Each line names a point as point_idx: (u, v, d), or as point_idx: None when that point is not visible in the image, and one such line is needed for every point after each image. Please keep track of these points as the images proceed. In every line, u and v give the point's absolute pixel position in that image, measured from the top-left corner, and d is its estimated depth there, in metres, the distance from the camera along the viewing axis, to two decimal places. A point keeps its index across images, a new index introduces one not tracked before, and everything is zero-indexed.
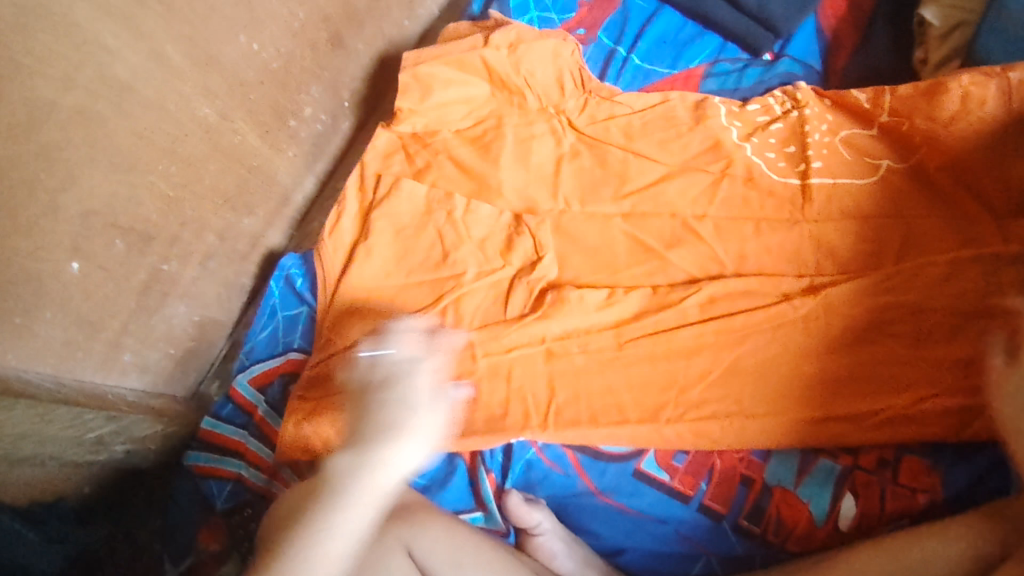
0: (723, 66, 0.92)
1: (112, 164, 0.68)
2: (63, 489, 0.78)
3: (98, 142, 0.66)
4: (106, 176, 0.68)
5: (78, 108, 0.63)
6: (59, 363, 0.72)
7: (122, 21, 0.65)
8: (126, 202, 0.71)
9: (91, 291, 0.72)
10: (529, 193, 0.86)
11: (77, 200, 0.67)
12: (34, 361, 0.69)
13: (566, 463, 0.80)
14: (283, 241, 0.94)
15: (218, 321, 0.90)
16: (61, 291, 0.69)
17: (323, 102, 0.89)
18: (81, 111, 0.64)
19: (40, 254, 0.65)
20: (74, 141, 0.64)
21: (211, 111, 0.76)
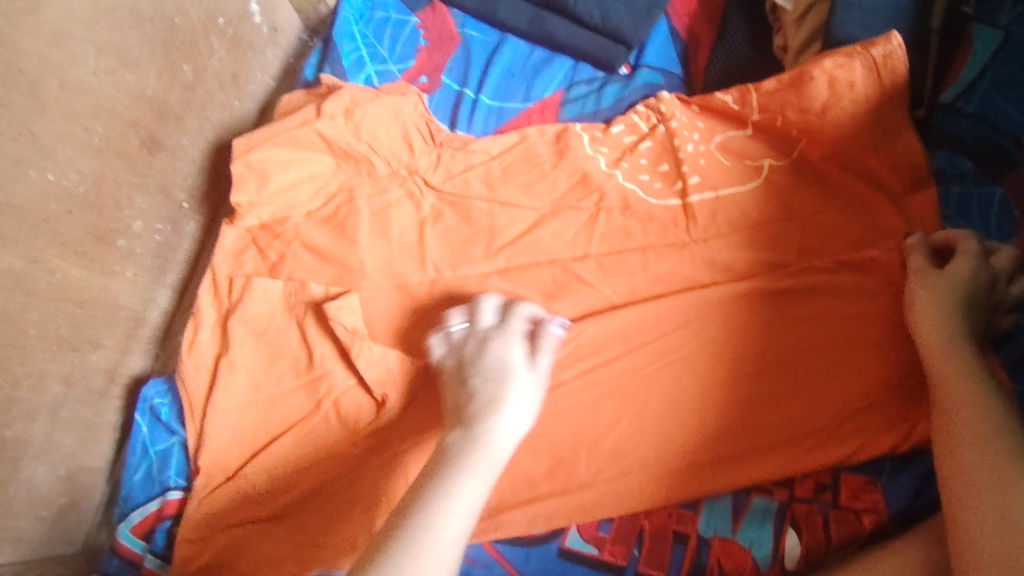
0: (580, 90, 0.84)
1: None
2: None
3: None
4: None
5: None
6: None
7: None
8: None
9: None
10: (394, 268, 0.79)
11: None
12: None
13: (485, 556, 0.72)
14: (149, 364, 0.86)
15: (89, 467, 0.82)
16: None
17: (154, 210, 0.81)
18: None
19: None
20: None
21: (16, 259, 0.68)
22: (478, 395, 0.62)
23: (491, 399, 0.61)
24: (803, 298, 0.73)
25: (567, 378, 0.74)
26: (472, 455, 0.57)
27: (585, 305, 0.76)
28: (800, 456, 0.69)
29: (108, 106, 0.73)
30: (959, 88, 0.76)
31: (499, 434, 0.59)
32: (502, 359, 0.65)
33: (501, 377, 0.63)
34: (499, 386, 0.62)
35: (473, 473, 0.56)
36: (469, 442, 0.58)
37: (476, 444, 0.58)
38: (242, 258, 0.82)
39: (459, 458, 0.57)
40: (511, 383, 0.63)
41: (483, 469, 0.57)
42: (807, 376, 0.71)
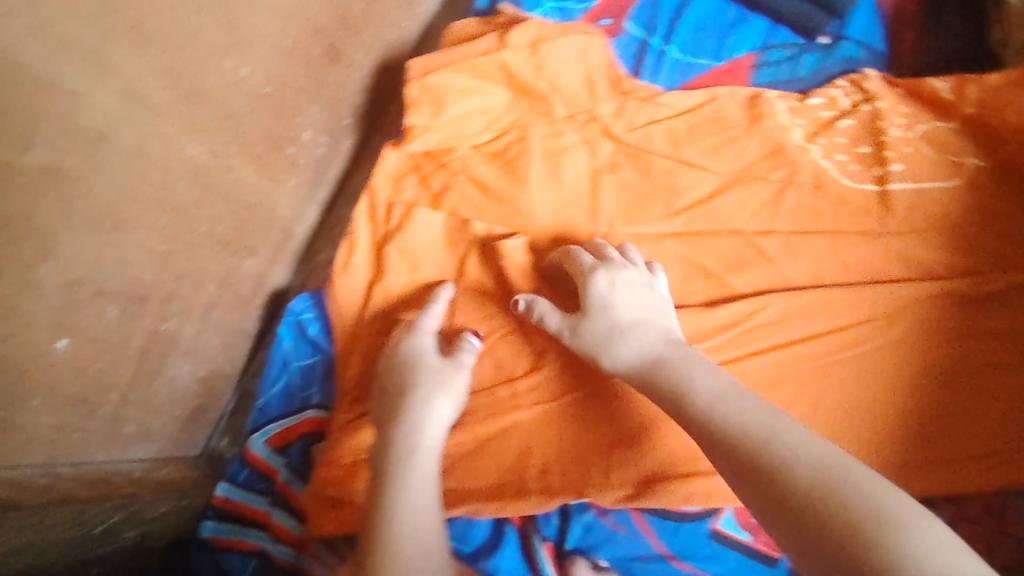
0: (775, 54, 0.80)
1: (93, 226, 0.60)
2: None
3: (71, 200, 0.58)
4: (88, 240, 0.60)
5: (42, 166, 0.55)
6: (53, 447, 0.63)
7: (86, 58, 0.54)
8: (113, 265, 0.63)
9: (83, 368, 0.64)
10: (565, 216, 0.76)
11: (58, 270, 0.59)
12: (23, 454, 0.61)
13: (632, 524, 0.73)
14: (289, 279, 0.84)
15: (225, 373, 0.80)
16: (48, 373, 0.61)
17: (323, 122, 0.79)
18: (46, 169, 0.56)
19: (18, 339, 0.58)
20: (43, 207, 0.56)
21: (200, 151, 0.66)
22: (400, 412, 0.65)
23: (422, 412, 0.64)
24: (997, 304, 0.70)
25: (737, 356, 0.70)
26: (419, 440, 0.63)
27: (766, 283, 0.73)
28: (984, 472, 0.65)
29: (302, 7, 0.70)
30: None
31: (433, 446, 0.63)
32: (422, 372, 0.67)
33: (420, 390, 0.66)
34: (427, 403, 0.65)
35: (427, 473, 0.61)
36: (403, 454, 0.62)
37: (419, 450, 0.62)
38: (403, 185, 0.79)
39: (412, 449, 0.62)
40: (437, 399, 0.66)
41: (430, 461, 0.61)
42: (993, 393, 0.67)
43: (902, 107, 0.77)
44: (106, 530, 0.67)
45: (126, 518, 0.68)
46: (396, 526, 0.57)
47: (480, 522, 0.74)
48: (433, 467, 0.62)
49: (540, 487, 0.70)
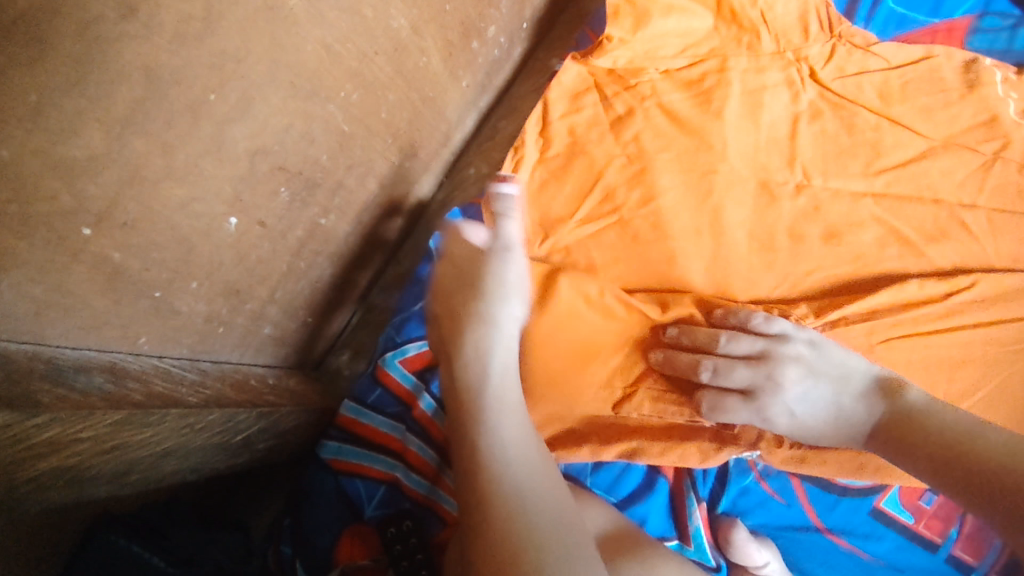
0: (993, 20, 0.74)
1: (292, 87, 0.51)
2: (178, 490, 0.59)
3: (282, 51, 0.49)
4: (282, 103, 0.51)
5: (267, 1, 0.46)
6: (198, 343, 0.55)
7: None
8: (298, 138, 0.54)
9: (244, 253, 0.55)
10: (760, 160, 0.70)
11: (247, 135, 0.50)
12: (169, 345, 0.53)
13: (791, 493, 0.68)
14: (433, 191, 0.76)
15: (356, 285, 0.72)
16: (212, 254, 0.52)
17: (506, 21, 0.71)
18: (270, 6, 0.46)
19: (194, 208, 0.49)
20: (255, 52, 0.47)
21: (406, 23, 0.58)
22: (461, 333, 0.57)
23: (488, 329, 0.57)
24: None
25: (932, 332, 0.66)
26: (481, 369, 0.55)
27: (964, 262, 0.68)
28: None
29: None
30: None
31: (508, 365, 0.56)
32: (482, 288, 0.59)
33: (483, 306, 0.58)
34: (492, 319, 0.57)
35: (506, 392, 0.54)
36: (476, 378, 0.54)
37: (490, 365, 0.55)
38: (582, 102, 0.73)
39: (478, 387, 0.54)
40: (505, 312, 0.58)
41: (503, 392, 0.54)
42: None
43: None
44: (246, 439, 0.58)
45: (262, 430, 0.60)
46: (492, 445, 0.50)
47: (629, 471, 0.68)
48: (510, 381, 0.55)
49: (711, 435, 0.65)
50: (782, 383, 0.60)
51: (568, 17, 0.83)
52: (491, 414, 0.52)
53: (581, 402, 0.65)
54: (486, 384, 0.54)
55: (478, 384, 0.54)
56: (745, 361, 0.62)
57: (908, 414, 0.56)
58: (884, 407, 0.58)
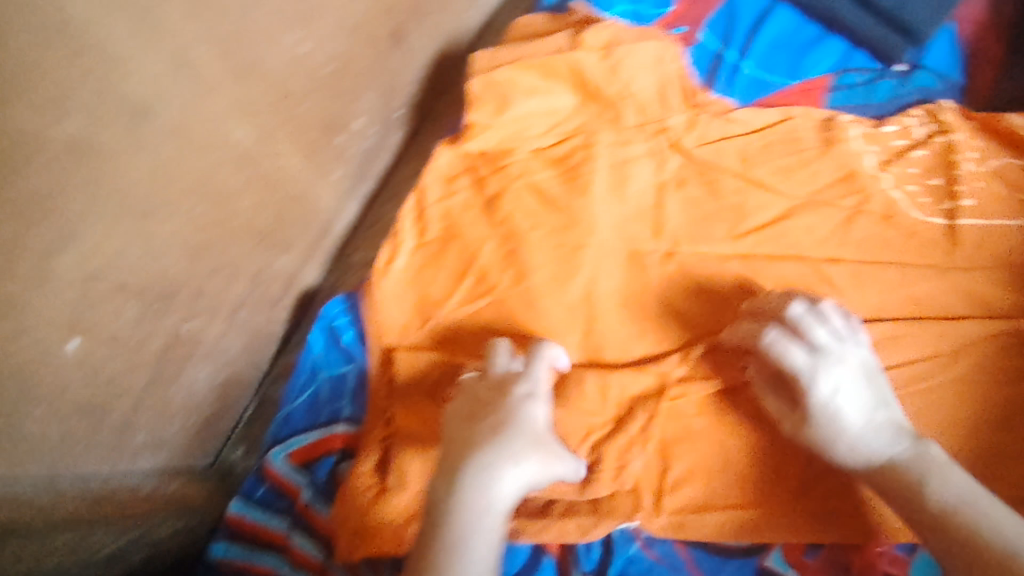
0: (852, 77, 0.76)
1: (127, 211, 0.52)
2: None
3: (104, 180, 0.49)
4: (116, 226, 0.52)
5: (77, 137, 0.46)
6: (60, 459, 0.55)
7: (140, 19, 0.48)
8: (139, 257, 0.55)
9: (98, 370, 0.56)
10: (628, 232, 0.71)
11: (79, 261, 0.50)
12: (31, 458, 0.52)
13: (677, 559, 0.67)
14: (319, 278, 0.76)
15: (245, 380, 0.73)
16: (57, 377, 0.52)
17: (375, 111, 0.72)
18: (82, 141, 0.47)
19: (21, 335, 0.48)
20: (71, 184, 0.47)
21: (249, 132, 0.59)
22: (478, 442, 0.56)
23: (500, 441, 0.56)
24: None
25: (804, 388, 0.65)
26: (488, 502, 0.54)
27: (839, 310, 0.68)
28: None
29: None
30: None
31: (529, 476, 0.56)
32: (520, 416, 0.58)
33: (524, 431, 0.57)
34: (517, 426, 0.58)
35: (502, 508, 0.55)
36: (471, 508, 0.54)
37: (501, 484, 0.55)
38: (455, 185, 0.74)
39: (469, 515, 0.53)
40: (532, 419, 0.59)
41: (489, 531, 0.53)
42: None
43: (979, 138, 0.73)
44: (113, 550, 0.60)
45: (108, 529, 0.59)
46: None
47: (516, 550, 0.68)
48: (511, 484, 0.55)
49: (589, 508, 0.66)
50: (829, 362, 0.62)
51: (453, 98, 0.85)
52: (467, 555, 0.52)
53: None
54: (475, 520, 0.53)
55: (471, 514, 0.53)
56: (809, 345, 0.63)
57: (927, 468, 0.58)
58: (910, 446, 0.59)
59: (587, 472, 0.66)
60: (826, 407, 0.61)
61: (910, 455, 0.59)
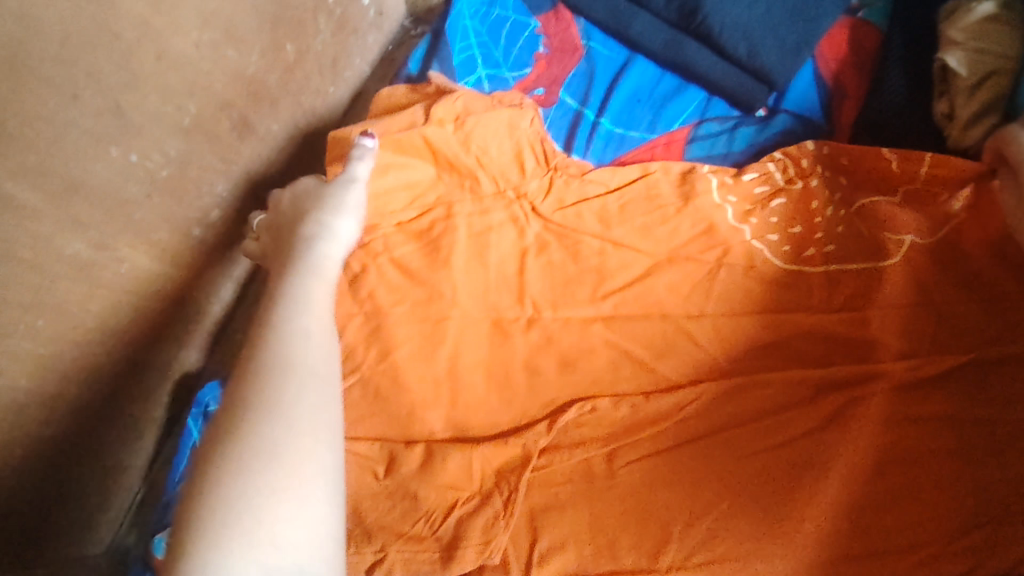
0: (710, 127, 0.78)
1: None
2: None
3: None
4: None
5: None
6: None
7: None
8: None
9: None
10: (491, 302, 0.73)
11: None
12: None
13: None
14: (201, 359, 0.81)
15: (125, 466, 0.76)
16: None
17: (234, 198, 0.75)
18: None
19: None
20: None
21: (84, 245, 0.60)
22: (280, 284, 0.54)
23: (300, 282, 0.54)
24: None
25: None
26: (296, 349, 0.48)
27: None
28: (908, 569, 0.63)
29: (205, 83, 0.65)
30: None
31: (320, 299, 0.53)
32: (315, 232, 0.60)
33: (300, 365, 0.47)
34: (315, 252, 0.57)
35: (319, 353, 0.49)
36: (266, 363, 0.46)
37: (303, 296, 0.52)
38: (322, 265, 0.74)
39: (274, 381, 0.45)
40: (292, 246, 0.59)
41: (306, 404, 0.45)
42: (918, 487, 0.66)
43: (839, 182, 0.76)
44: None
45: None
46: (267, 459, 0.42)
47: None
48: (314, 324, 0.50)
49: None
50: None
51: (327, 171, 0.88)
52: (271, 424, 0.43)
53: None
54: (276, 384, 0.45)
55: (268, 376, 0.45)
56: None
57: None
58: None
59: (454, 541, 0.65)
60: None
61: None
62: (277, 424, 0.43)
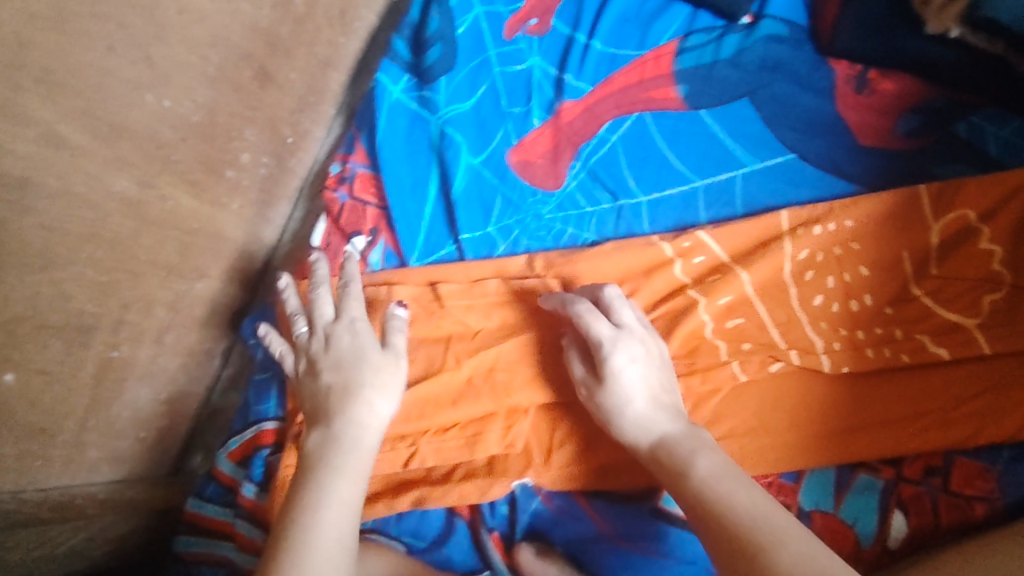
0: (698, 39, 0.82)
1: (24, 266, 0.59)
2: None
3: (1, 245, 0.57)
4: (20, 280, 0.60)
5: None
6: (16, 478, 0.66)
7: None
8: (52, 299, 0.63)
9: (35, 400, 0.65)
10: (498, 262, 0.76)
11: None
12: None
13: (578, 510, 0.72)
14: (249, 298, 0.89)
15: (191, 395, 0.85)
16: None
17: (262, 144, 0.83)
18: None
19: None
20: None
21: (130, 183, 0.68)
22: (342, 400, 0.64)
23: (361, 406, 0.64)
24: (917, 294, 0.70)
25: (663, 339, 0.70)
26: (359, 449, 0.62)
27: (725, 292, 0.72)
28: (909, 437, 0.67)
29: (224, 35, 0.72)
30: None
31: (378, 417, 0.64)
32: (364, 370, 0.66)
33: (347, 448, 0.61)
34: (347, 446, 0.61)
35: (361, 456, 0.61)
36: (325, 471, 0.59)
37: (360, 438, 0.62)
38: (362, 197, 0.84)
39: (324, 468, 0.59)
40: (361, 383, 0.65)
41: (355, 490, 0.59)
42: (915, 377, 0.69)
43: (841, 176, 0.75)
44: (70, 549, 0.74)
45: (87, 539, 0.75)
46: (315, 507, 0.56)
47: (430, 516, 0.74)
48: (351, 493, 0.59)
49: (485, 470, 0.71)
50: None
51: (346, 117, 0.95)
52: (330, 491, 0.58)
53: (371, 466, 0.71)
54: (349, 479, 0.60)
55: (333, 477, 0.59)
56: None
57: None
58: None
59: (478, 429, 0.71)
60: (611, 376, 0.61)
61: (681, 434, 0.58)
62: (332, 493, 0.58)
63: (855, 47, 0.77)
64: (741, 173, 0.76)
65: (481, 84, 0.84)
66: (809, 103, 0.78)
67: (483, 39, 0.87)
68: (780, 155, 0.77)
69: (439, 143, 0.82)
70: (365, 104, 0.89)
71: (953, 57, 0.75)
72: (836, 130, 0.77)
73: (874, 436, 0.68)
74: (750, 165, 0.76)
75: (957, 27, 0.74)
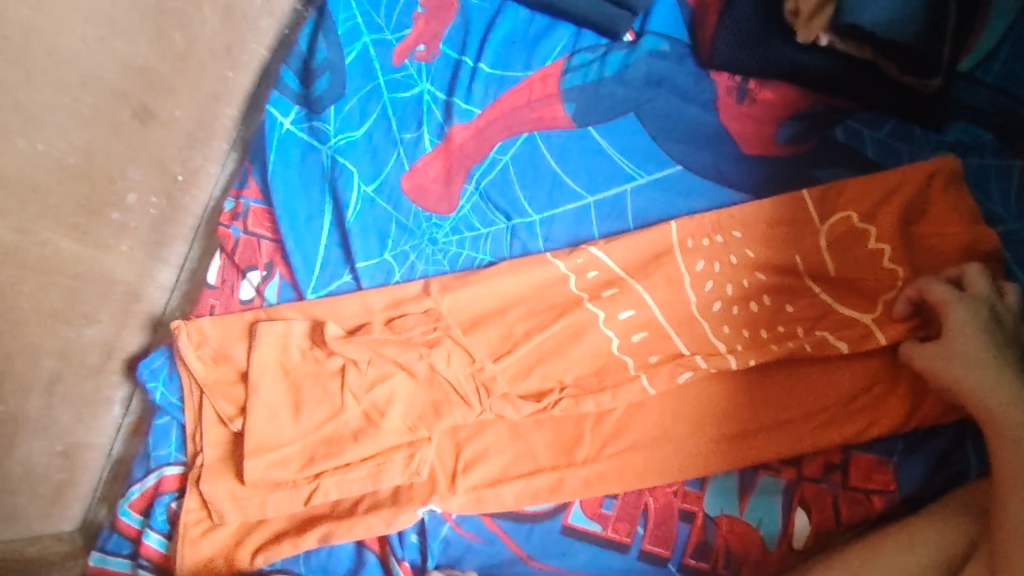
0: (583, 58, 0.84)
1: None
2: None
3: None
4: None
5: None
6: None
7: None
8: None
9: None
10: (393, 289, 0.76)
11: None
12: None
13: (489, 533, 0.71)
14: (149, 340, 0.86)
15: (90, 445, 0.82)
16: None
17: (149, 183, 0.81)
18: None
19: None
20: None
21: (5, 231, 0.66)
22: None
23: None
24: (815, 290, 0.71)
25: (561, 356, 0.71)
26: None
27: (622, 306, 0.72)
28: (805, 436, 0.68)
29: (97, 75, 0.71)
30: (902, 117, 0.77)
31: None
32: None
33: None
34: None
35: None
36: None
37: None
38: (257, 231, 0.83)
39: None
40: None
41: None
42: (805, 376, 0.70)
43: (728, 184, 0.77)
44: None
45: None
46: None
47: (339, 551, 0.72)
48: None
49: (390, 501, 0.71)
50: None
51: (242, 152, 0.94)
52: None
53: (272, 506, 0.70)
54: None
55: None
56: None
57: None
58: None
59: (381, 457, 0.70)
60: None
61: None
62: None
63: (733, 61, 0.80)
64: (630, 187, 0.77)
65: (373, 112, 0.85)
66: (693, 115, 0.80)
67: (374, 68, 0.87)
68: (665, 167, 0.78)
69: (333, 172, 0.82)
70: (258, 138, 0.89)
71: (825, 64, 0.77)
72: (718, 140, 0.79)
73: (770, 437, 0.68)
74: (639, 178, 0.78)
75: (825, 35, 0.77)
